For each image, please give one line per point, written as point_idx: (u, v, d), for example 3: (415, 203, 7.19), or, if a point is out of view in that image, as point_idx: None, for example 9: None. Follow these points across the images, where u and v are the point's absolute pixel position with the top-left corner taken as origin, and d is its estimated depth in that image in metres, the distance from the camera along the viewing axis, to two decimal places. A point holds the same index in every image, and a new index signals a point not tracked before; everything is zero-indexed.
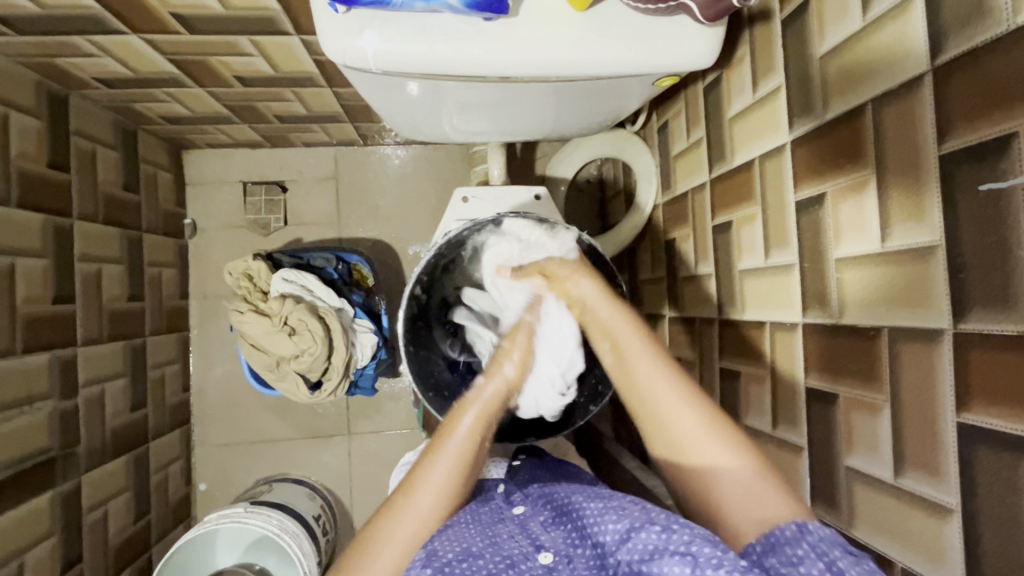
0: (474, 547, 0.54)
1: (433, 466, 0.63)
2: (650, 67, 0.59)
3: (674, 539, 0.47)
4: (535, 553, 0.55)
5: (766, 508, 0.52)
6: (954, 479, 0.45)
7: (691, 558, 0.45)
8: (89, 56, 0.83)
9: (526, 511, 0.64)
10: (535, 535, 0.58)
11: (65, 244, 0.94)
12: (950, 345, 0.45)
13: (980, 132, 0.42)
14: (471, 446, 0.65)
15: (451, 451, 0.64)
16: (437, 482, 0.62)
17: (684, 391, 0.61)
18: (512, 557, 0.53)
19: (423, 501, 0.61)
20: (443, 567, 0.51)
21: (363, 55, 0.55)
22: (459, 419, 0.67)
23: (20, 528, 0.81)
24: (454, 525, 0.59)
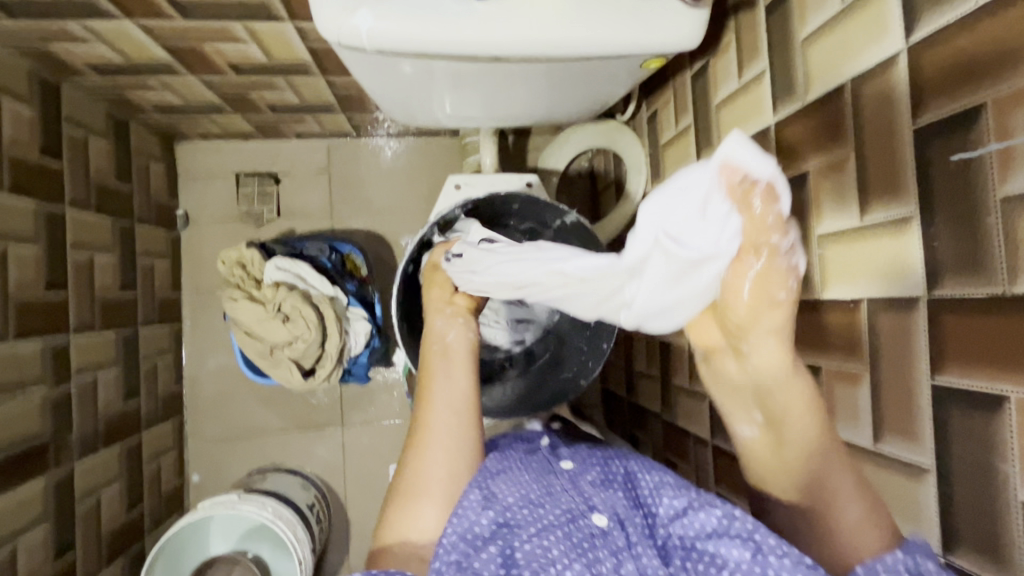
0: (534, 499, 0.59)
1: (432, 395, 0.65)
2: (637, 49, 0.61)
3: (735, 525, 0.50)
4: (590, 513, 0.57)
5: (817, 447, 0.52)
6: (929, 440, 0.47)
7: (752, 543, 0.48)
8: (82, 42, 0.83)
9: (575, 467, 0.66)
10: (587, 493, 0.61)
11: (57, 231, 0.94)
12: (924, 312, 0.47)
13: (951, 106, 0.44)
14: (449, 362, 0.68)
15: (443, 384, 0.66)
16: (444, 408, 0.65)
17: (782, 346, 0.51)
18: (571, 512, 0.57)
19: (439, 437, 0.63)
20: (505, 514, 0.57)
21: (357, 34, 0.56)
22: (433, 349, 0.69)
23: (13, 512, 0.81)
24: (509, 471, 0.63)
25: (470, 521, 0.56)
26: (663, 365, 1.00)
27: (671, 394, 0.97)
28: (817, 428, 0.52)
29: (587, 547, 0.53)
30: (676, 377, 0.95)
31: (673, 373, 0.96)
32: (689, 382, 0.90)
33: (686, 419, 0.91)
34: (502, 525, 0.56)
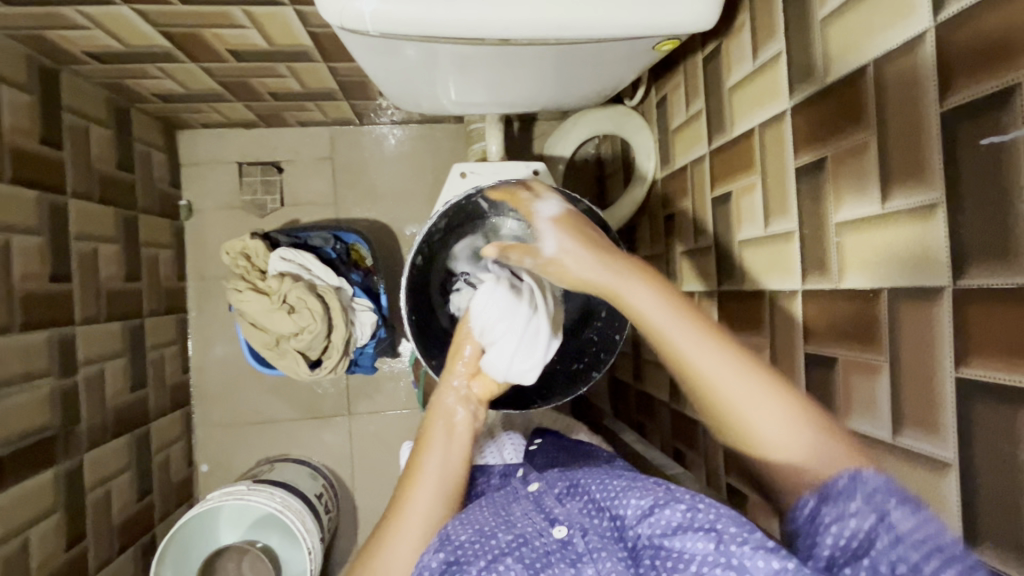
0: (486, 528, 0.55)
1: (424, 460, 0.64)
2: (650, 30, 0.59)
3: (698, 517, 0.48)
4: (549, 528, 0.55)
5: (802, 439, 0.51)
6: (951, 433, 0.46)
7: (714, 534, 0.45)
8: (79, 29, 0.82)
9: (541, 486, 0.62)
10: (548, 509, 0.58)
11: (60, 222, 0.93)
12: (949, 301, 0.46)
13: (981, 86, 0.42)
14: (453, 433, 0.67)
15: (439, 446, 0.65)
16: (434, 472, 0.63)
17: (706, 341, 0.56)
18: (525, 534, 0.54)
19: (422, 497, 0.61)
20: (456, 552, 0.52)
21: (360, 16, 0.54)
22: (438, 411, 0.69)
23: (24, 503, 0.81)
24: (470, 513, 0.58)
25: (421, 563, 0.51)
26: None
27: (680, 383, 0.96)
28: (794, 409, 0.52)
29: (540, 567, 0.50)
30: None
31: None
32: None
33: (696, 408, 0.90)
34: (453, 563, 0.51)
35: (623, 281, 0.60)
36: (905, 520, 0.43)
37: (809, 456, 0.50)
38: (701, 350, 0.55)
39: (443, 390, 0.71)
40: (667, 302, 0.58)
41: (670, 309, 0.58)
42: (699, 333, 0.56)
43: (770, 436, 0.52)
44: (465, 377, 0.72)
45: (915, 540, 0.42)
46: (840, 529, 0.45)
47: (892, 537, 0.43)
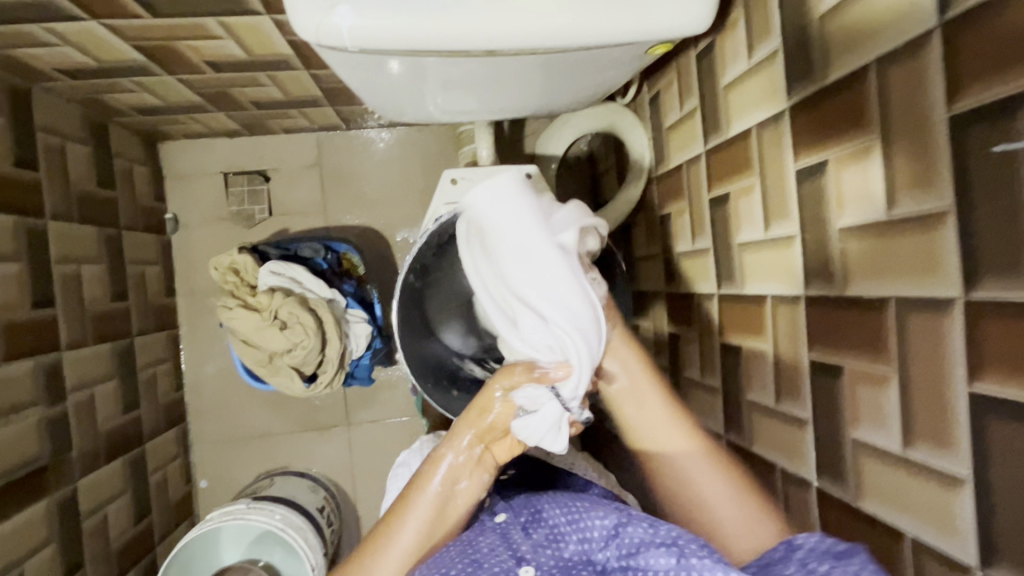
0: (461, 571, 0.53)
1: (400, 528, 0.61)
2: (641, 34, 0.56)
3: (660, 534, 0.52)
4: (517, 566, 0.54)
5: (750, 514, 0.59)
6: (965, 449, 0.45)
7: (676, 548, 0.50)
8: (48, 46, 0.78)
9: (508, 518, 0.63)
10: (516, 544, 0.58)
11: (39, 245, 0.90)
12: (961, 314, 0.44)
13: (991, 91, 0.40)
14: (439, 506, 0.62)
15: (419, 516, 0.61)
16: (405, 544, 0.60)
17: (671, 418, 0.65)
18: (499, 571, 0.53)
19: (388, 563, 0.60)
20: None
21: (338, 32, 0.51)
22: (430, 476, 0.62)
23: (17, 537, 0.79)
24: (438, 556, 0.56)
25: None
26: (673, 357, 0.97)
27: (682, 387, 0.94)
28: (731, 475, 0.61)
29: None
30: (686, 369, 0.92)
31: (683, 366, 0.93)
32: (701, 376, 0.87)
33: (698, 412, 0.88)
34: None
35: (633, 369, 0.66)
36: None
37: (681, 453, 0.63)
38: (669, 432, 0.64)
39: (439, 454, 0.63)
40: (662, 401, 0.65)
41: (648, 396, 0.66)
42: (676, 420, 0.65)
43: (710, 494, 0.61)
44: (477, 443, 0.63)
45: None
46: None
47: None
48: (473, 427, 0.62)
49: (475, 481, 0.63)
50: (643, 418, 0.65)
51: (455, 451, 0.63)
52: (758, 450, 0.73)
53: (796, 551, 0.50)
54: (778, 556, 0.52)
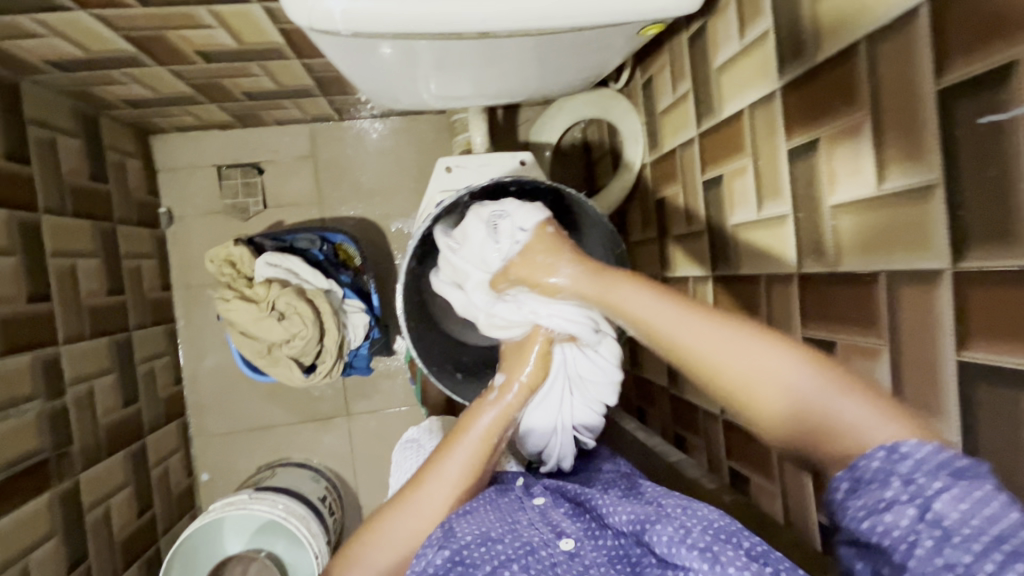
0: (491, 533, 0.56)
1: (443, 466, 0.64)
2: (633, 15, 0.57)
3: (691, 535, 0.50)
4: (555, 539, 0.56)
5: (849, 410, 0.48)
6: (954, 418, 0.46)
7: (709, 554, 0.48)
8: (36, 37, 0.78)
9: (547, 500, 0.62)
10: (555, 520, 0.59)
11: (34, 239, 0.90)
12: (949, 285, 0.45)
13: (979, 63, 0.41)
14: (486, 450, 0.65)
15: (460, 457, 0.64)
16: (449, 478, 0.63)
17: (712, 326, 0.56)
18: (532, 543, 0.55)
19: (431, 498, 0.62)
20: (461, 552, 0.54)
21: (330, 16, 0.51)
22: (475, 422, 0.65)
23: (20, 529, 0.80)
24: (474, 510, 0.59)
25: (426, 561, 0.55)
26: None
27: None
28: (831, 377, 0.50)
29: None
30: None
31: None
32: None
33: None
34: (457, 563, 0.53)
35: (606, 280, 0.63)
36: (950, 508, 0.41)
37: (784, 381, 0.52)
38: (726, 343, 0.55)
39: (482, 406, 0.67)
40: (654, 292, 0.60)
41: (662, 299, 0.60)
42: (717, 327, 0.56)
43: (761, 388, 0.53)
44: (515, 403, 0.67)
45: (965, 536, 0.40)
46: (873, 524, 0.44)
47: (938, 532, 0.41)
48: (513, 389, 0.68)
49: (512, 423, 0.67)
50: (664, 325, 0.58)
51: (492, 404, 0.67)
52: None
53: (897, 462, 0.45)
54: (874, 467, 0.45)
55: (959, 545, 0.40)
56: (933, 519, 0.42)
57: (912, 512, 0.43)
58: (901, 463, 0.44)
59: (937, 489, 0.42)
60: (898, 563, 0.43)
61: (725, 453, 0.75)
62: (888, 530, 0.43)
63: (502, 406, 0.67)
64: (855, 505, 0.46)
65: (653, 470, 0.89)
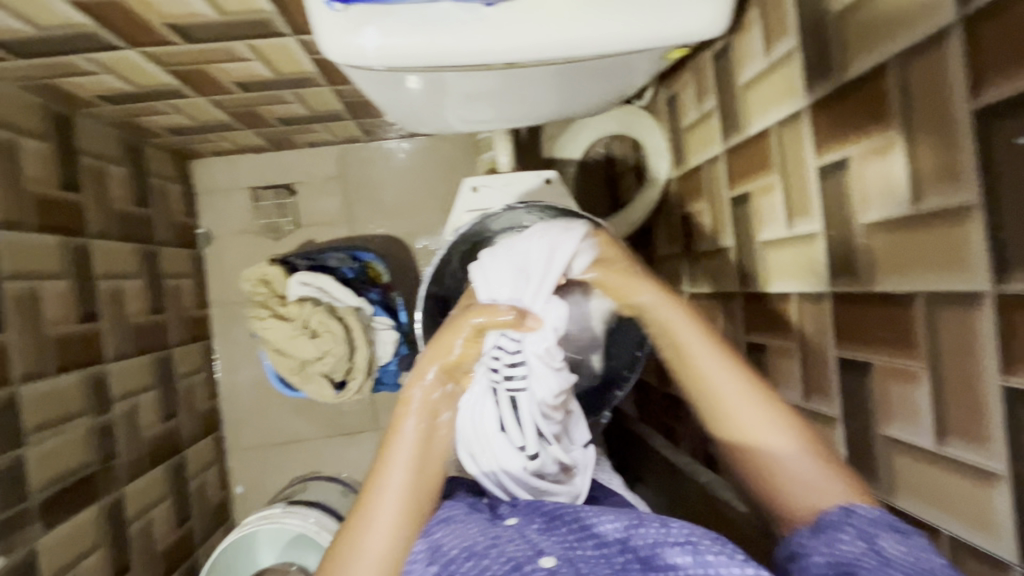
0: (477, 547, 0.52)
1: (387, 474, 0.59)
2: (657, 40, 0.57)
3: (672, 531, 0.51)
4: (537, 556, 0.50)
5: (767, 425, 0.56)
6: (1001, 445, 0.44)
7: (691, 546, 0.49)
8: (89, 74, 0.83)
9: (519, 521, 0.57)
10: (534, 539, 0.53)
11: (84, 262, 0.95)
12: (991, 307, 0.44)
13: (1016, 84, 0.40)
14: (421, 441, 0.61)
15: (403, 455, 0.60)
16: (396, 485, 0.59)
17: (717, 353, 0.59)
18: (515, 559, 0.50)
19: (384, 511, 0.58)
20: (448, 566, 0.52)
21: (363, 52, 0.54)
22: (404, 419, 0.62)
23: (70, 541, 0.83)
24: (453, 520, 0.58)
25: (418, 574, 0.53)
26: None
27: None
28: (745, 379, 0.58)
29: None
30: None
31: None
32: None
33: None
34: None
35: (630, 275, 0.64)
36: (894, 548, 0.45)
37: (785, 449, 0.55)
38: (751, 412, 0.57)
39: (408, 395, 0.63)
40: (718, 353, 0.59)
41: (736, 377, 0.58)
42: (718, 353, 0.59)
43: (719, 386, 0.58)
44: (444, 380, 0.64)
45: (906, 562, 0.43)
46: (829, 550, 0.47)
47: (880, 561, 0.44)
48: (438, 361, 0.64)
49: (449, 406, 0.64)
50: (687, 339, 0.60)
51: (420, 387, 0.63)
52: None
53: (851, 515, 0.49)
54: (832, 517, 0.49)
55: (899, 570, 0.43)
56: (880, 553, 0.45)
57: (862, 546, 0.46)
58: (856, 517, 0.48)
59: (885, 536, 0.46)
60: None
61: None
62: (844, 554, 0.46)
63: (429, 389, 0.63)
64: (812, 542, 0.49)
65: (683, 489, 0.87)
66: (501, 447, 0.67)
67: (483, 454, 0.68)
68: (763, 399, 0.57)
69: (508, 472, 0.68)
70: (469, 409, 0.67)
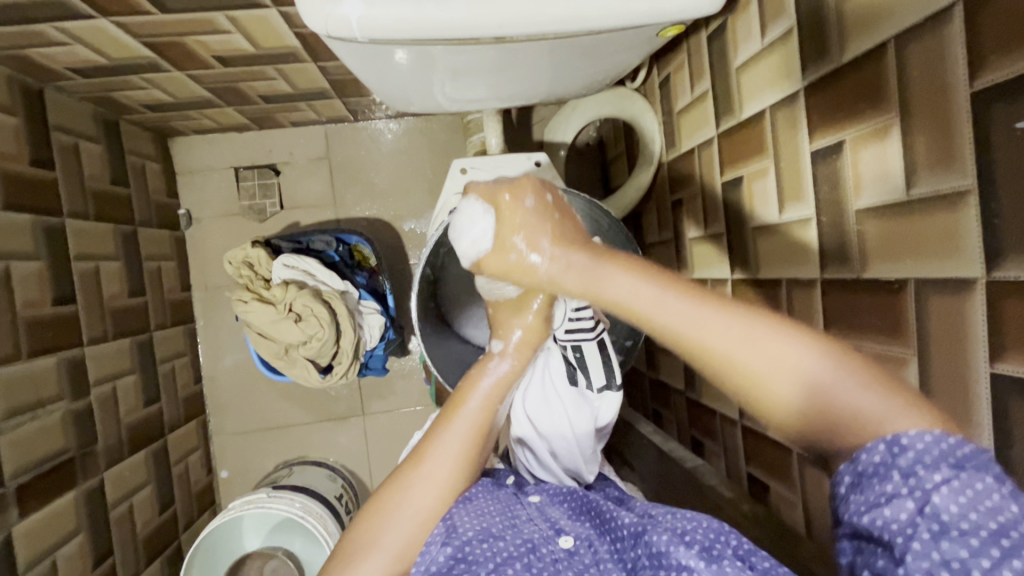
0: (493, 529, 0.55)
1: (444, 441, 0.60)
2: (653, 16, 0.56)
3: (690, 535, 0.50)
4: (556, 536, 0.56)
5: (784, 355, 0.45)
6: (987, 431, 0.44)
7: (708, 553, 0.48)
8: (59, 45, 0.79)
9: (543, 499, 0.63)
10: (554, 519, 0.59)
11: (58, 243, 0.92)
12: (982, 294, 0.43)
13: (1016, 65, 0.39)
14: (485, 421, 0.62)
15: (461, 429, 0.61)
16: (450, 451, 0.60)
17: (707, 305, 0.49)
18: (533, 540, 0.55)
19: (436, 475, 0.59)
20: (463, 549, 0.53)
21: (346, 23, 0.51)
22: (469, 394, 0.62)
23: (48, 527, 0.82)
24: (473, 499, 0.59)
25: (430, 557, 0.53)
26: None
27: None
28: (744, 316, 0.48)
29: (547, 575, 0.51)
30: None
31: None
32: None
33: None
34: (460, 561, 0.52)
35: (597, 267, 0.54)
36: (948, 503, 0.36)
37: (807, 386, 0.44)
38: (754, 348, 0.46)
39: (478, 375, 0.64)
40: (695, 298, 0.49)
41: (722, 316, 0.48)
42: (695, 299, 0.49)
43: (701, 334, 0.48)
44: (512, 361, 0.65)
45: (964, 530, 0.36)
46: (872, 519, 0.39)
47: (936, 527, 0.36)
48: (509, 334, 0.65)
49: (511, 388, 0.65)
50: (649, 304, 0.50)
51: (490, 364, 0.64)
52: None
53: (897, 455, 0.39)
54: (874, 460, 0.40)
55: (957, 539, 0.36)
56: (931, 513, 0.37)
57: (911, 506, 0.37)
58: (901, 456, 0.39)
59: (937, 482, 0.37)
60: (896, 556, 0.37)
61: (743, 459, 0.75)
62: (886, 523, 0.38)
63: (502, 373, 0.64)
64: (855, 502, 0.40)
65: (670, 475, 0.88)
66: (574, 405, 0.72)
67: (551, 420, 0.71)
68: (772, 329, 0.46)
69: (578, 431, 0.71)
70: (534, 379, 0.72)
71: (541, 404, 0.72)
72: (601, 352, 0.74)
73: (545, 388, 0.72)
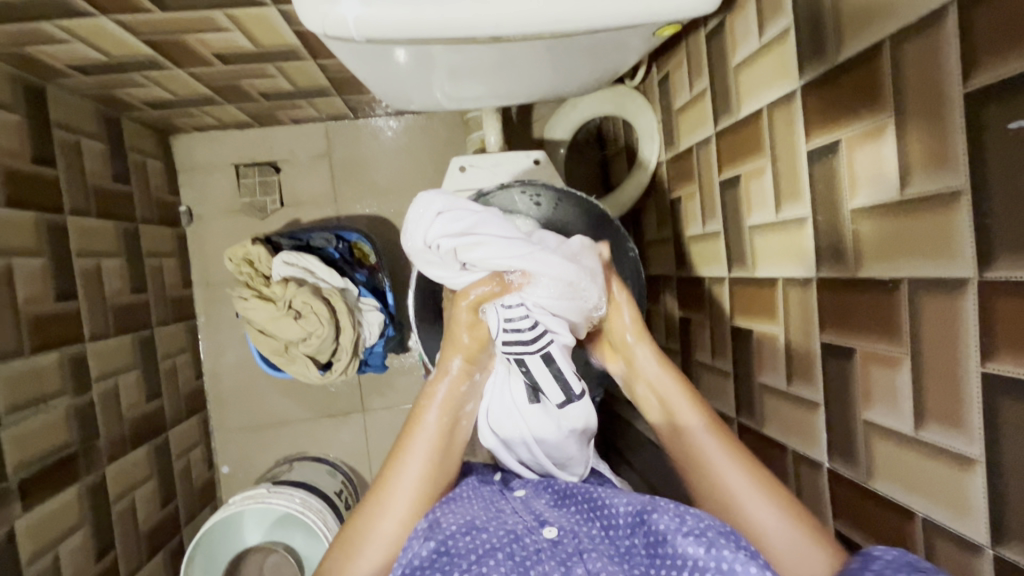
0: (477, 522, 0.56)
1: (405, 463, 0.63)
2: (650, 15, 0.56)
3: (687, 522, 0.51)
4: (539, 527, 0.56)
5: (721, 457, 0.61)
6: (977, 430, 0.45)
7: (705, 538, 0.49)
8: (60, 43, 0.80)
9: (528, 493, 0.64)
10: (538, 510, 0.59)
11: (60, 239, 0.93)
12: (973, 294, 0.44)
13: (1009, 66, 0.40)
14: (443, 435, 0.65)
15: (420, 449, 0.64)
16: (412, 473, 0.63)
17: (692, 405, 0.65)
18: (516, 531, 0.55)
19: (397, 502, 0.61)
20: (445, 543, 0.54)
21: (344, 23, 0.52)
22: (425, 412, 0.66)
23: (51, 521, 0.83)
24: (458, 500, 0.61)
25: (413, 552, 0.54)
26: (685, 341, 0.97)
27: (694, 370, 0.94)
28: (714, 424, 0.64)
29: (530, 564, 0.51)
30: (698, 353, 0.93)
31: (695, 349, 0.94)
32: (712, 359, 0.88)
33: (710, 396, 0.89)
34: (443, 553, 0.53)
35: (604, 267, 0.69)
36: None
37: (730, 483, 0.59)
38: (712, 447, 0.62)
39: (433, 390, 0.66)
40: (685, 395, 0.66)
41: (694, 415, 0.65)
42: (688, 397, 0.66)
43: (683, 425, 0.65)
44: (462, 376, 0.67)
45: None
46: None
47: None
48: (461, 352, 0.66)
49: (465, 398, 0.67)
50: (663, 386, 0.67)
51: (446, 376, 0.67)
52: (771, 432, 0.73)
53: (871, 561, 0.47)
54: (855, 566, 0.48)
55: None
56: None
57: None
58: (874, 561, 0.47)
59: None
60: None
61: None
62: None
63: (450, 384, 0.66)
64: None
65: (666, 471, 0.88)
66: (537, 418, 0.67)
67: (514, 432, 0.68)
68: (722, 440, 0.62)
69: (542, 442, 0.67)
70: (493, 393, 0.69)
71: (502, 415, 0.68)
72: (550, 364, 0.65)
73: (501, 400, 0.68)
